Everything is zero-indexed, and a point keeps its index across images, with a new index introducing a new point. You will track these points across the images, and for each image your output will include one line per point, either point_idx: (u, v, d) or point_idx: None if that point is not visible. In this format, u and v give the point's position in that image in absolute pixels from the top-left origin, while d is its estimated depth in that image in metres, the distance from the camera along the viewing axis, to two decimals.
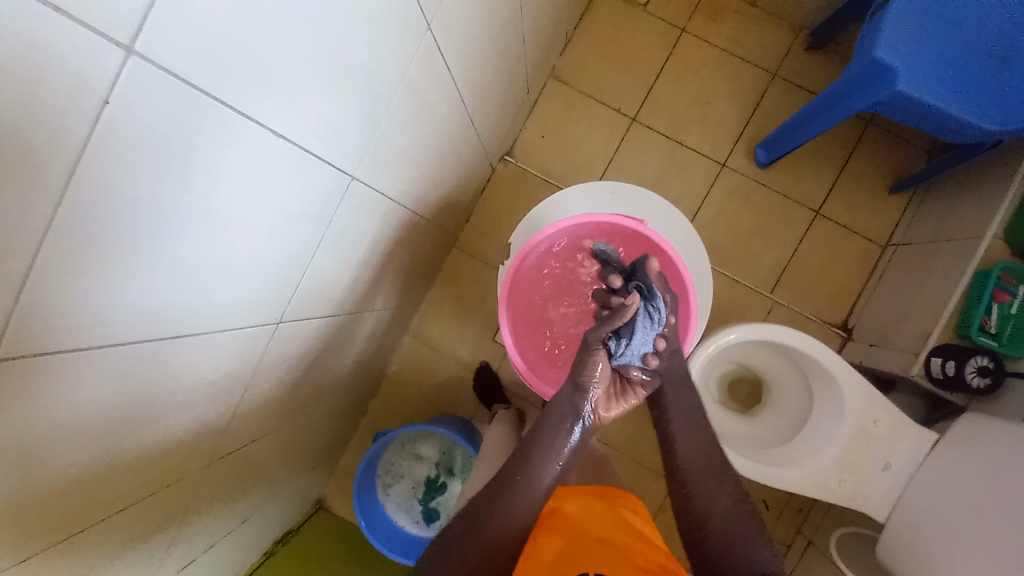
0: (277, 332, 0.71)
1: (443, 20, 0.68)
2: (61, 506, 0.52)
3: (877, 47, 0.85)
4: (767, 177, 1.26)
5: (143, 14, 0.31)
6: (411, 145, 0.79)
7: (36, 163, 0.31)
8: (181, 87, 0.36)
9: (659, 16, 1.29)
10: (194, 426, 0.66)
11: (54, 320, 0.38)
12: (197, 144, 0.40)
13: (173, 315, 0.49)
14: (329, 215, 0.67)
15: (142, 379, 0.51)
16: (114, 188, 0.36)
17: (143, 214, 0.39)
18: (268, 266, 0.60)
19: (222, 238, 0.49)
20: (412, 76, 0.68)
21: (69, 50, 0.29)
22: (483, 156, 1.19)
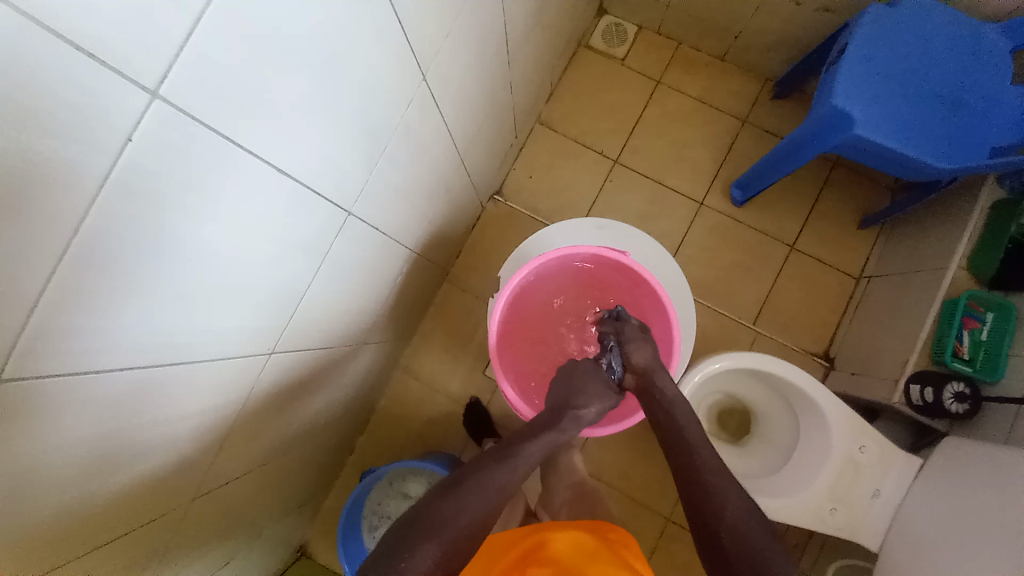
0: (264, 367, 0.71)
1: (437, 70, 0.74)
2: (45, 537, 0.50)
3: (835, 95, 0.93)
4: (743, 214, 1.33)
5: (165, 61, 0.35)
6: (406, 183, 0.83)
7: (60, 193, 0.33)
8: (194, 125, 0.39)
9: (637, 68, 1.40)
10: (182, 457, 0.65)
11: (60, 344, 0.39)
12: (204, 176, 0.43)
13: (169, 340, 0.50)
14: (326, 248, 0.69)
15: (135, 403, 0.51)
16: (127, 216, 0.38)
17: (151, 240, 0.41)
18: (264, 295, 0.61)
19: (219, 266, 0.51)
20: (408, 120, 0.73)
21: (101, 92, 0.32)
22: (474, 195, 1.24)
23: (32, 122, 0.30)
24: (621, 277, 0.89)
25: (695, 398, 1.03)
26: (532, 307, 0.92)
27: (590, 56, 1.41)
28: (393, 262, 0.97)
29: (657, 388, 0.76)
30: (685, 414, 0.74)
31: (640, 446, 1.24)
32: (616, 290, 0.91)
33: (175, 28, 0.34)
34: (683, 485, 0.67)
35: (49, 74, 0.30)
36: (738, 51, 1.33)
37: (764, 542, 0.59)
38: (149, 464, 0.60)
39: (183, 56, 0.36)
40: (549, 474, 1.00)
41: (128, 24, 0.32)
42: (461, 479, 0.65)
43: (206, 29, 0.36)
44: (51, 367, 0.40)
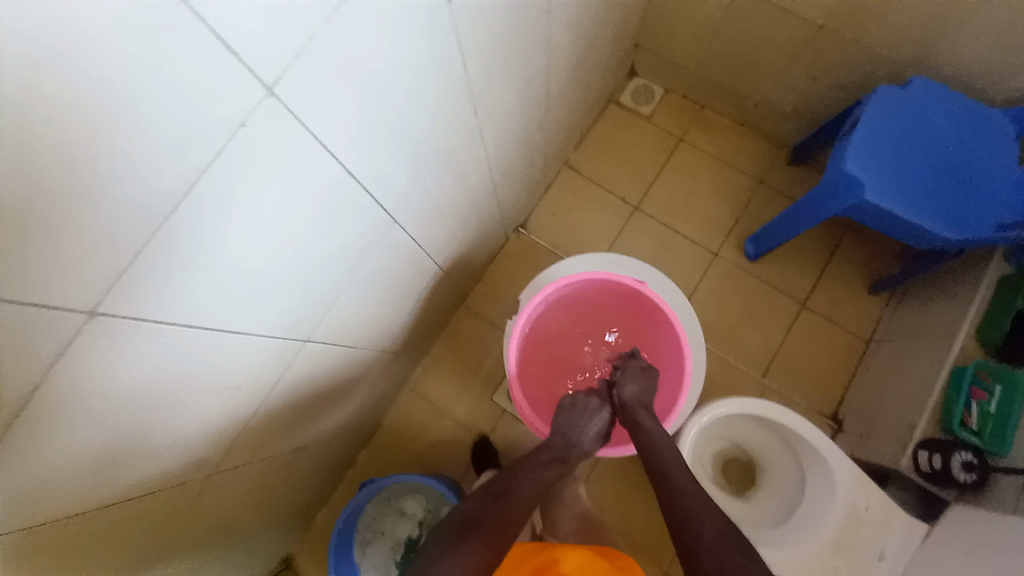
0: (289, 361, 0.74)
1: (484, 105, 0.83)
2: (84, 488, 0.53)
3: (846, 162, 1.00)
4: (756, 269, 1.38)
5: (262, 65, 0.40)
6: (444, 203, 0.90)
7: (181, 160, 0.39)
8: (274, 123, 0.45)
9: (661, 126, 1.50)
10: (212, 433, 0.67)
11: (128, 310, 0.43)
12: (286, 164, 0.49)
13: (224, 308, 0.54)
14: (369, 252, 0.75)
15: (191, 366, 0.55)
16: (223, 187, 0.44)
17: (219, 221, 0.46)
18: (311, 285, 0.67)
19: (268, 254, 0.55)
20: (454, 144, 0.80)
21: (231, 83, 0.39)
22: (500, 225, 1.31)
23: (151, 110, 0.35)
24: (639, 305, 0.93)
25: (699, 442, 1.04)
26: (548, 329, 0.96)
27: (618, 112, 1.52)
28: (421, 278, 1.02)
29: (640, 420, 0.78)
30: (668, 445, 0.74)
31: (642, 489, 1.22)
32: (635, 317, 0.95)
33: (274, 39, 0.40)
34: (666, 513, 0.68)
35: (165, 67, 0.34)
36: (756, 119, 1.42)
37: (742, 562, 0.57)
38: (179, 446, 0.63)
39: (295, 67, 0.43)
40: (552, 503, 0.99)
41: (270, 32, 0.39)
42: (509, 489, 0.72)
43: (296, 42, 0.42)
44: (116, 334, 0.43)
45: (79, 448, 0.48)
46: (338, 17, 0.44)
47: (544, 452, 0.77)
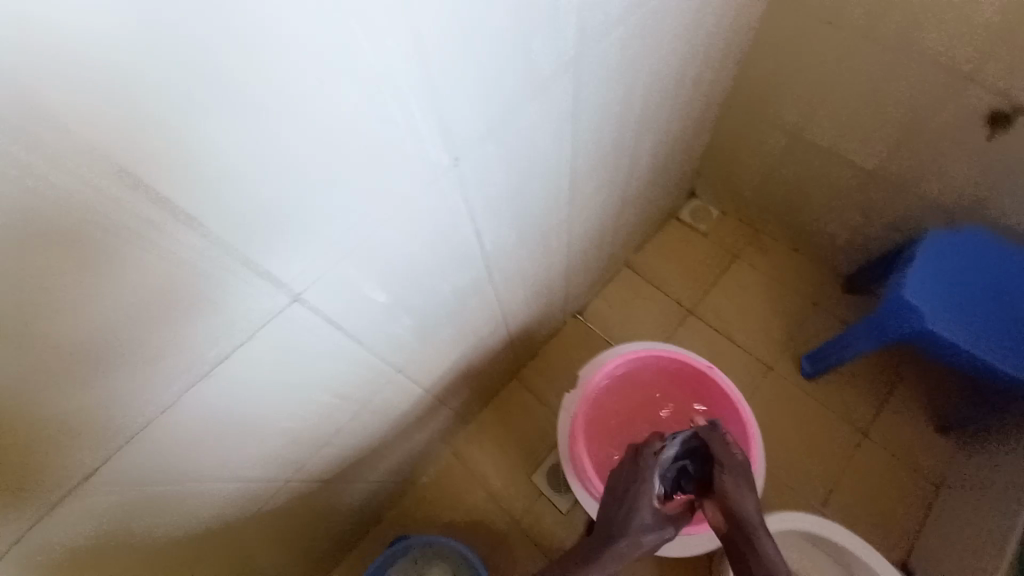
0: (307, 403, 0.75)
1: (574, 199, 0.98)
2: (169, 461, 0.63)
3: (903, 291, 1.06)
4: (810, 388, 1.38)
5: (283, 131, 0.44)
6: (524, 274, 1.02)
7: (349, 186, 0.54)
8: (346, 175, 0.52)
9: (717, 242, 1.63)
10: (292, 428, 0.77)
11: (100, 352, 0.46)
12: (419, 207, 0.64)
13: (340, 313, 0.66)
14: (463, 298, 0.89)
15: (292, 355, 0.65)
16: (369, 212, 0.58)
17: (218, 266, 0.49)
18: (414, 314, 0.80)
19: (278, 301, 0.57)
20: (542, 226, 0.94)
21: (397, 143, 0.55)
22: (562, 307, 1.41)
23: (209, 168, 0.42)
24: (710, 389, 0.99)
25: None
26: (614, 401, 1.01)
27: (677, 225, 1.66)
28: (488, 338, 1.11)
29: (729, 493, 0.75)
30: (761, 527, 0.70)
31: None
32: (703, 398, 1.01)
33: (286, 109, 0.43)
34: None
35: (172, 139, 0.38)
36: (810, 246, 1.53)
37: None
38: (172, 479, 0.66)
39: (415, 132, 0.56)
40: None
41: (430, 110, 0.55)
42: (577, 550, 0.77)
43: (319, 113, 0.45)
44: (78, 374, 0.46)
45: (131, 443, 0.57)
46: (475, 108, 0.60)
47: (621, 515, 0.77)
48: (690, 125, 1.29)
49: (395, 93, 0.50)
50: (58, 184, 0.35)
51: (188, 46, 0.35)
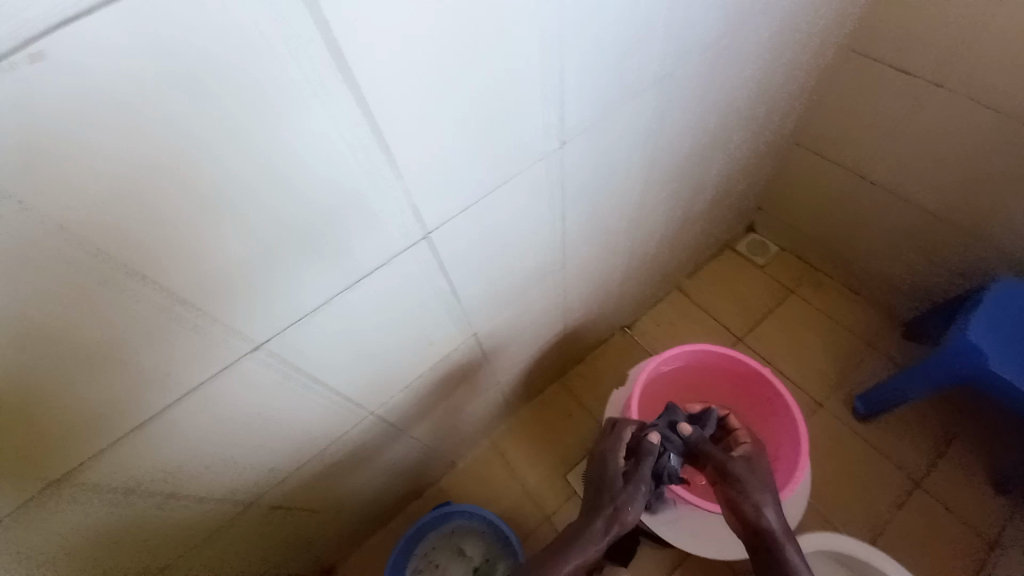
0: (333, 376, 0.76)
1: (646, 211, 1.05)
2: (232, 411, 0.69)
3: (965, 329, 1.06)
4: (861, 429, 1.35)
5: (349, 115, 0.48)
6: (591, 275, 1.09)
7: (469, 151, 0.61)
8: (463, 139, 0.59)
9: (774, 276, 1.64)
10: (376, 377, 0.84)
11: (164, 298, 0.51)
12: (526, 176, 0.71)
13: (431, 275, 0.73)
14: (545, 279, 0.96)
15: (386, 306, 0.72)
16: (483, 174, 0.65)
17: (214, 239, 0.49)
18: (501, 287, 0.88)
19: (278, 276, 0.57)
20: (614, 231, 1.01)
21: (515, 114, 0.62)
22: (613, 318, 1.47)
23: (306, 118, 0.46)
24: (758, 388, 1.03)
25: None
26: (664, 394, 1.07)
27: (733, 256, 1.70)
28: (547, 332, 1.18)
29: (712, 455, 0.86)
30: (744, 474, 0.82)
31: None
32: (745, 394, 1.07)
33: (303, 73, 0.42)
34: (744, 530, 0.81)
35: (161, 123, 0.39)
36: (871, 289, 1.52)
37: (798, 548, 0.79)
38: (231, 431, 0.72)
39: (505, 113, 0.60)
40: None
41: (555, 103, 0.64)
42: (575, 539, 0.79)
43: (322, 76, 0.44)
44: (109, 342, 0.52)
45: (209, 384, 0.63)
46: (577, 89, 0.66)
47: (615, 493, 0.80)
48: (755, 161, 1.36)
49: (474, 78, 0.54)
50: (84, 179, 0.39)
51: (173, 38, 0.36)
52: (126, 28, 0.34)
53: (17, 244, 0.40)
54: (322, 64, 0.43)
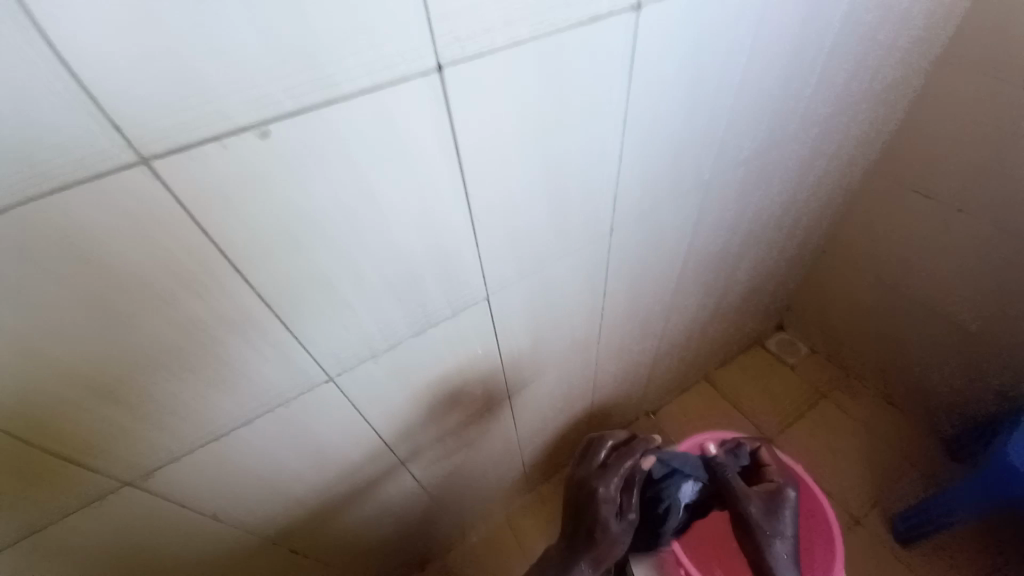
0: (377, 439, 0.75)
1: (682, 301, 1.10)
2: (247, 449, 0.63)
3: (1009, 451, 1.02)
4: (903, 555, 1.26)
5: (445, 187, 0.51)
6: (623, 351, 1.12)
7: (540, 233, 0.65)
8: (535, 218, 0.63)
9: (805, 377, 1.63)
10: (415, 439, 0.83)
11: (215, 324, 0.48)
12: (585, 258, 0.76)
13: (478, 329, 0.72)
14: (583, 353, 0.99)
15: (434, 362, 0.72)
16: (549, 253, 0.70)
17: (287, 296, 0.50)
18: (544, 358, 0.91)
19: (341, 335, 0.57)
20: (648, 313, 1.05)
21: (586, 202, 0.67)
22: (640, 402, 1.47)
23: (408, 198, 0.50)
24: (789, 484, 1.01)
25: None
26: None
27: (762, 353, 1.70)
28: (575, 406, 1.18)
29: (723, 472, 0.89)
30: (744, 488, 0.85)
31: None
32: None
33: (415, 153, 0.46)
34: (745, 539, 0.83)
35: (297, 177, 0.42)
36: (907, 402, 1.48)
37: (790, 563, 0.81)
38: (242, 469, 0.65)
39: (574, 199, 0.65)
40: None
41: (615, 204, 0.71)
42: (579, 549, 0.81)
43: (431, 154, 0.48)
44: (145, 364, 0.47)
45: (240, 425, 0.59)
46: (641, 186, 0.72)
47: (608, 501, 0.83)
48: (789, 265, 1.39)
49: (558, 163, 0.59)
50: (201, 207, 0.40)
51: (312, 93, 0.38)
52: (282, 140, 0.39)
53: (83, 256, 0.39)
54: (427, 163, 0.48)
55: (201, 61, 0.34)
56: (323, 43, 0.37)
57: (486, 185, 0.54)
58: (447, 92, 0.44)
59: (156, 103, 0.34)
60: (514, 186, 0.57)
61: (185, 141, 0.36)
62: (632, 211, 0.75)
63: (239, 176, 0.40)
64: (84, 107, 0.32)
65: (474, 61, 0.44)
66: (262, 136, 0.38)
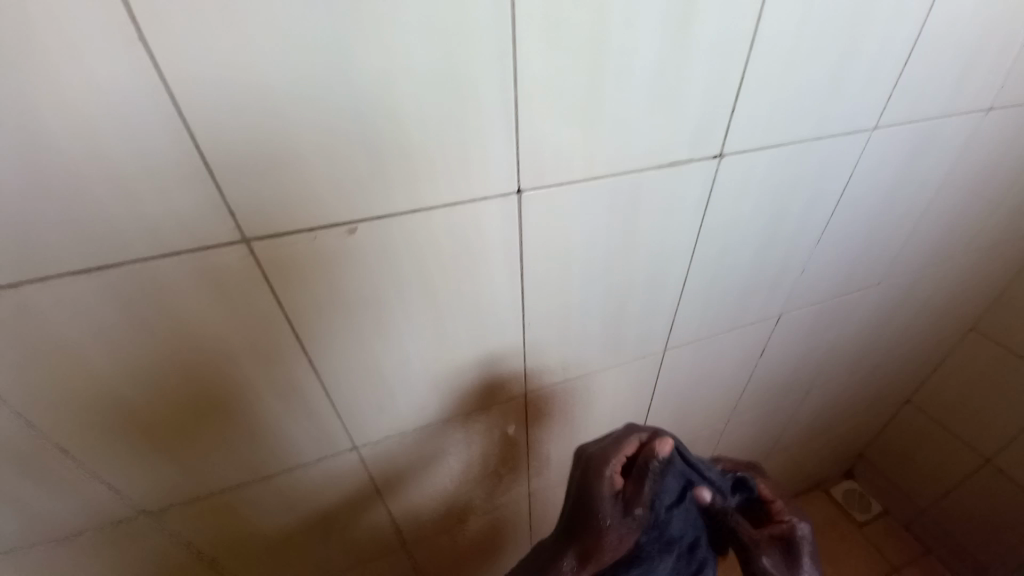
0: (382, 521, 0.70)
1: (733, 432, 1.00)
2: (263, 487, 0.57)
3: None
4: None
5: (501, 287, 0.52)
6: None
7: (590, 342, 0.63)
8: (587, 327, 0.61)
9: (874, 543, 1.39)
10: (422, 535, 0.77)
11: (265, 373, 0.48)
12: (632, 372, 0.72)
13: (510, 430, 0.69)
14: None
15: (461, 458, 0.68)
16: (595, 363, 0.66)
17: (333, 363, 0.50)
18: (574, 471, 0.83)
19: (376, 411, 0.56)
20: (694, 439, 0.95)
21: (643, 319, 0.64)
22: None
23: (466, 294, 0.51)
24: None
25: None
26: None
27: (824, 501, 1.48)
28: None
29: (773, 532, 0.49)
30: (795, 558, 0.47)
31: None
32: None
33: (480, 256, 0.48)
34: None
35: (369, 265, 0.45)
36: None
37: None
38: (252, 507, 0.59)
39: (630, 313, 0.63)
40: None
41: (672, 326, 0.68)
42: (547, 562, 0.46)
43: (494, 257, 0.49)
44: (187, 377, 0.45)
45: (263, 476, 0.56)
46: (703, 309, 0.68)
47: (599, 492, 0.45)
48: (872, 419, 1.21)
49: (618, 279, 0.58)
50: (282, 281, 0.43)
51: (397, 196, 0.42)
52: (365, 233, 0.43)
53: (161, 256, 0.39)
54: (492, 262, 0.49)
55: (312, 164, 0.38)
56: (420, 163, 0.41)
57: (541, 291, 0.54)
58: (522, 214, 0.47)
59: (263, 193, 0.38)
60: (570, 299, 0.57)
61: (280, 230, 0.40)
62: (690, 333, 0.71)
63: (322, 260, 0.43)
64: (205, 191, 0.37)
65: (552, 190, 0.47)
66: (348, 232, 0.42)
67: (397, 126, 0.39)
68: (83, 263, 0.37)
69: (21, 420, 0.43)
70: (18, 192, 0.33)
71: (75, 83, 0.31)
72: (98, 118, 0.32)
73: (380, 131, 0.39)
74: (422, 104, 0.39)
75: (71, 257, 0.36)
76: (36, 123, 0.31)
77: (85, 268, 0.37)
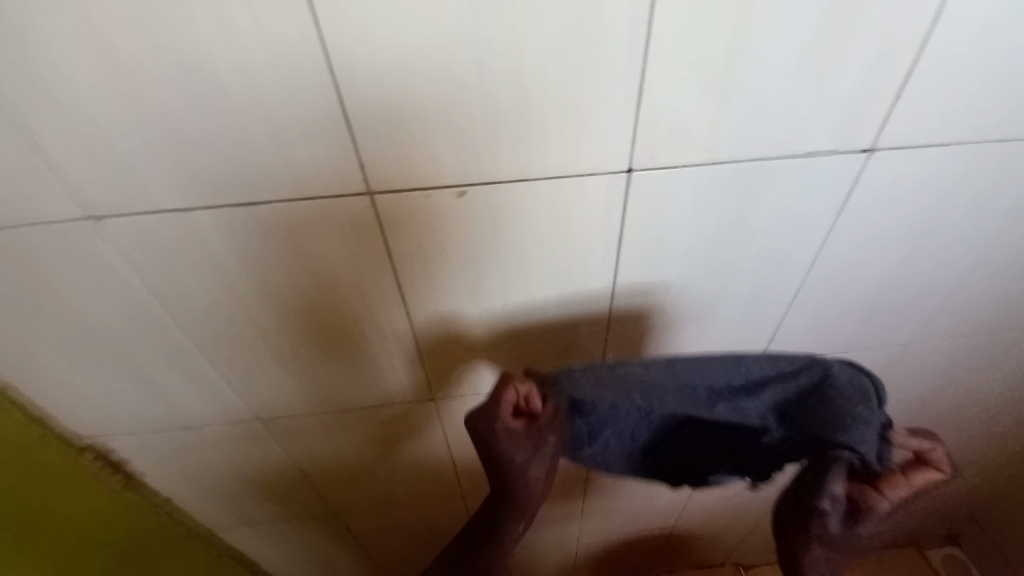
0: (445, 470, 0.76)
1: None
2: (351, 420, 0.65)
3: None
4: None
5: (590, 268, 0.51)
6: (728, 498, 0.94)
7: (673, 339, 0.61)
8: (672, 323, 0.59)
9: None
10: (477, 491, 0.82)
11: (366, 317, 0.53)
12: None
13: None
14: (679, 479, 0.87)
15: None
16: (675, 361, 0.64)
17: (426, 317, 0.54)
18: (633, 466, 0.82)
19: (455, 368, 0.60)
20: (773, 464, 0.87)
21: (737, 324, 0.60)
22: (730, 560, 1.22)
23: (555, 269, 0.51)
24: None
25: None
26: None
27: None
28: (650, 530, 1.01)
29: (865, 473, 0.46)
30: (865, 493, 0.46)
31: None
32: None
33: (575, 233, 0.48)
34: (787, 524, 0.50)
35: (470, 229, 0.47)
36: None
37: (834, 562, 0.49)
38: (339, 434, 0.67)
39: (723, 316, 0.59)
40: None
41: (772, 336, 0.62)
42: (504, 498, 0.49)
43: (586, 237, 0.48)
44: (301, 312, 0.52)
45: (352, 408, 0.63)
46: (808, 325, 0.62)
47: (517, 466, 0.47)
48: (1012, 498, 1.01)
49: (714, 278, 0.54)
50: (393, 234, 0.46)
51: (504, 165, 0.43)
52: (472, 197, 0.44)
53: (295, 202, 0.44)
54: (586, 242, 0.49)
55: (433, 126, 0.40)
56: (532, 133, 0.41)
57: (631, 277, 0.53)
58: (627, 194, 0.46)
59: (387, 150, 0.41)
60: (663, 287, 0.54)
61: (398, 185, 0.43)
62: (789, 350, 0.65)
63: (430, 219, 0.46)
64: (339, 137, 0.40)
65: (663, 172, 0.45)
66: (457, 195, 0.44)
67: (515, 93, 0.39)
68: (236, 200, 0.43)
69: (177, 324, 0.52)
70: (196, 131, 0.39)
71: (247, 39, 0.35)
72: (261, 72, 0.37)
73: (499, 94, 0.39)
74: (544, 72, 0.38)
75: (229, 194, 0.43)
76: (216, 68, 0.37)
77: (237, 204, 0.43)
